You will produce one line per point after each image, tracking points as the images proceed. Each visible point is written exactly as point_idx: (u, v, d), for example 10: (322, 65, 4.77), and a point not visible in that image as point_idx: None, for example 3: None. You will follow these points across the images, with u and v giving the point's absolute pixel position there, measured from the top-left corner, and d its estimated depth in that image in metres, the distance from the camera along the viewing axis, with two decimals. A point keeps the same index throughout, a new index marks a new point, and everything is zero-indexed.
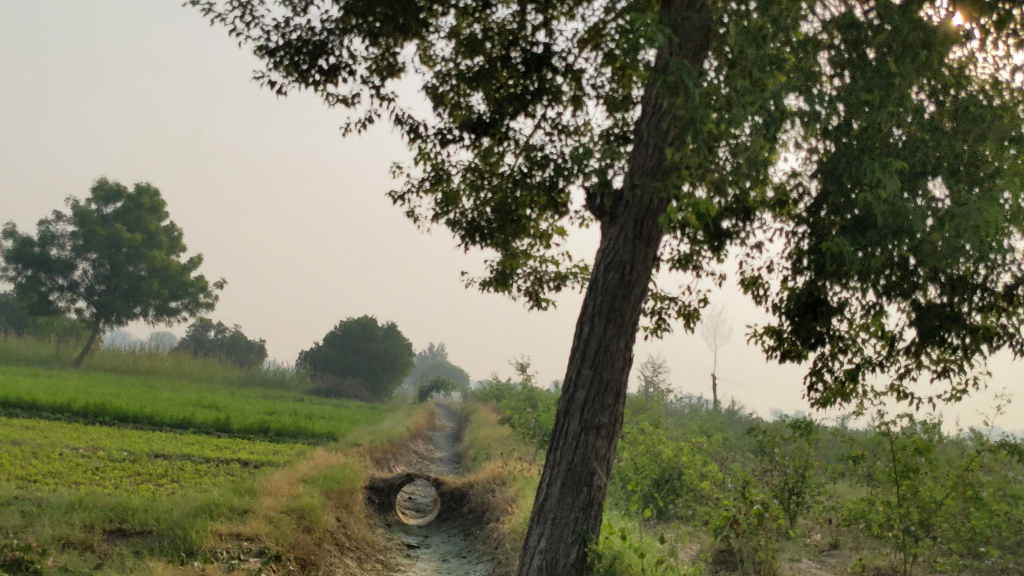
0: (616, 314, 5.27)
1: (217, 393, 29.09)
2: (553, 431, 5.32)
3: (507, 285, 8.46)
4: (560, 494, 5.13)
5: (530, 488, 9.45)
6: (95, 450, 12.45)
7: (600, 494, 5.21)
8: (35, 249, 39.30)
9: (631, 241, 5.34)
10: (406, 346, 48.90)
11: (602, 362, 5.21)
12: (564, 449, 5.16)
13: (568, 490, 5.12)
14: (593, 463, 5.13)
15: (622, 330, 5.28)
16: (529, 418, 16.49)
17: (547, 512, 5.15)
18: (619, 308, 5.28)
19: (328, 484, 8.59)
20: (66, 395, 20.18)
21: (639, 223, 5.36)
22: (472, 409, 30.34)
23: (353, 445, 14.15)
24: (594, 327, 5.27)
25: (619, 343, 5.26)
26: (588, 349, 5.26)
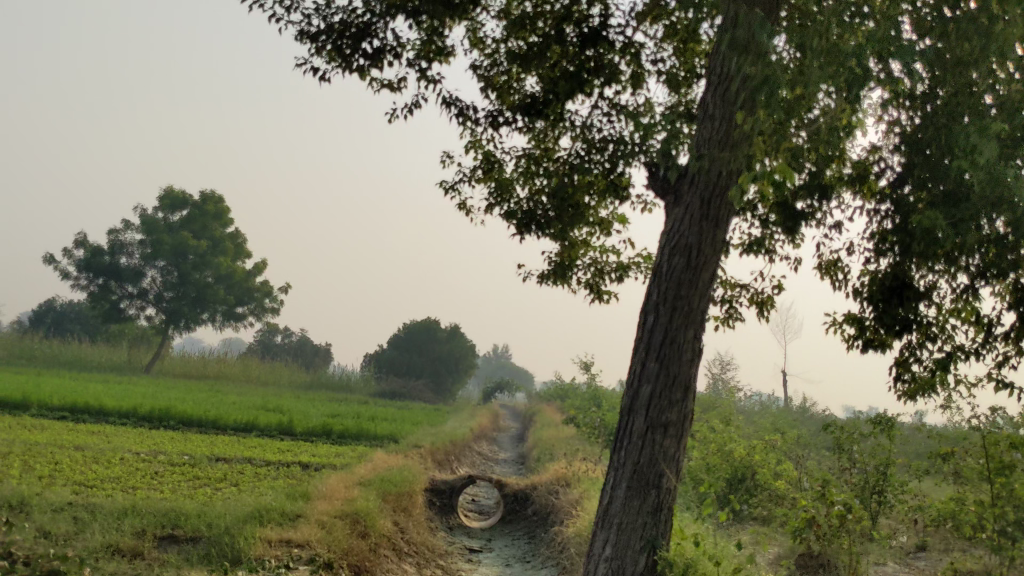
0: (681, 302, 4.84)
1: (282, 397, 29.20)
2: (618, 429, 4.92)
3: (567, 278, 8.07)
4: (626, 497, 4.72)
5: (596, 489, 9.05)
6: (156, 455, 12.39)
7: (670, 497, 4.78)
8: (105, 258, 40.07)
9: (697, 222, 4.90)
10: (470, 348, 48.77)
11: (668, 354, 4.79)
12: (629, 449, 4.76)
13: (634, 493, 4.71)
14: (661, 464, 4.71)
15: (689, 319, 4.84)
16: (595, 418, 16.07)
17: (613, 517, 4.75)
18: (685, 296, 4.84)
19: (385, 488, 8.31)
20: (132, 400, 20.35)
21: (706, 202, 4.92)
22: (537, 410, 29.97)
23: (415, 446, 13.90)
24: (658, 317, 4.85)
25: (687, 333, 4.83)
26: (652, 340, 4.84)
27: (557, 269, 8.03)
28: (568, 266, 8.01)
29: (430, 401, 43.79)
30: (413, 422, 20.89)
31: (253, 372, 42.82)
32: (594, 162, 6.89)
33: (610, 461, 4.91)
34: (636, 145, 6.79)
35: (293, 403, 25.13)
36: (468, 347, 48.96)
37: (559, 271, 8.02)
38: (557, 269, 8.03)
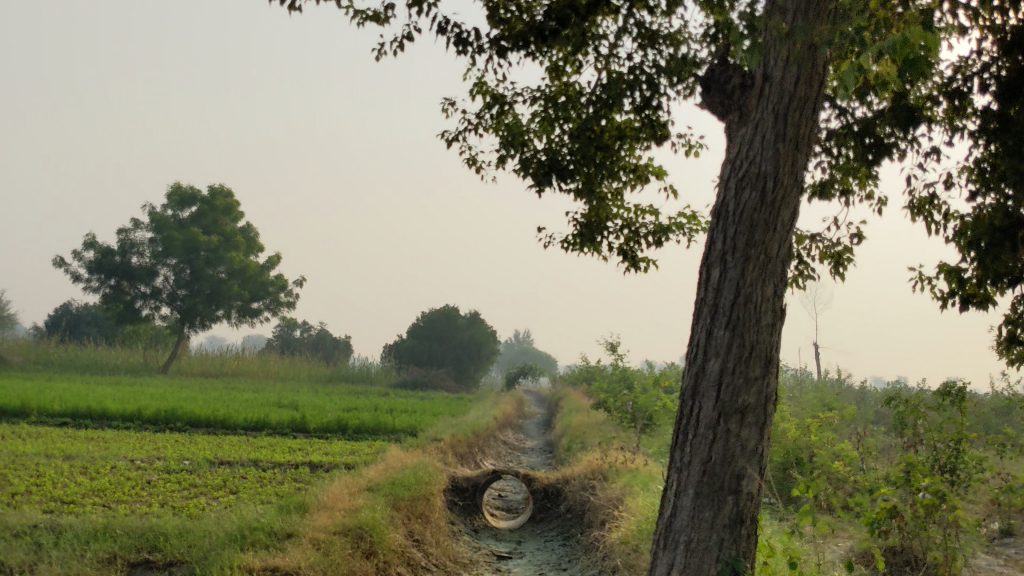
0: (756, 250, 3.71)
1: (298, 392, 28.24)
2: (679, 419, 3.81)
3: (596, 242, 6.93)
4: (695, 507, 3.63)
5: (638, 484, 7.96)
6: (154, 461, 11.38)
7: (752, 505, 3.66)
8: (116, 259, 39.21)
9: (772, 144, 3.78)
10: (491, 334, 47.76)
11: (741, 318, 3.67)
12: (696, 444, 3.66)
13: (704, 503, 3.61)
14: (738, 461, 3.60)
15: (767, 271, 3.72)
16: (626, 401, 14.96)
17: (677, 535, 3.66)
18: (760, 241, 3.72)
19: (397, 492, 7.24)
20: (138, 401, 19.39)
21: (781, 118, 3.79)
22: (563, 394, 28.90)
23: (434, 439, 12.86)
24: (726, 270, 3.74)
25: (765, 290, 3.71)
26: (720, 301, 3.72)
27: (584, 231, 6.88)
28: (597, 228, 6.87)
29: (453, 389, 42.86)
30: (434, 414, 19.85)
31: (272, 368, 41.99)
32: (625, 97, 5.79)
33: (669, 461, 3.80)
34: (673, 72, 5.69)
35: (309, 399, 24.14)
36: (489, 333, 47.95)
37: (587, 234, 6.87)
38: (584, 231, 6.89)
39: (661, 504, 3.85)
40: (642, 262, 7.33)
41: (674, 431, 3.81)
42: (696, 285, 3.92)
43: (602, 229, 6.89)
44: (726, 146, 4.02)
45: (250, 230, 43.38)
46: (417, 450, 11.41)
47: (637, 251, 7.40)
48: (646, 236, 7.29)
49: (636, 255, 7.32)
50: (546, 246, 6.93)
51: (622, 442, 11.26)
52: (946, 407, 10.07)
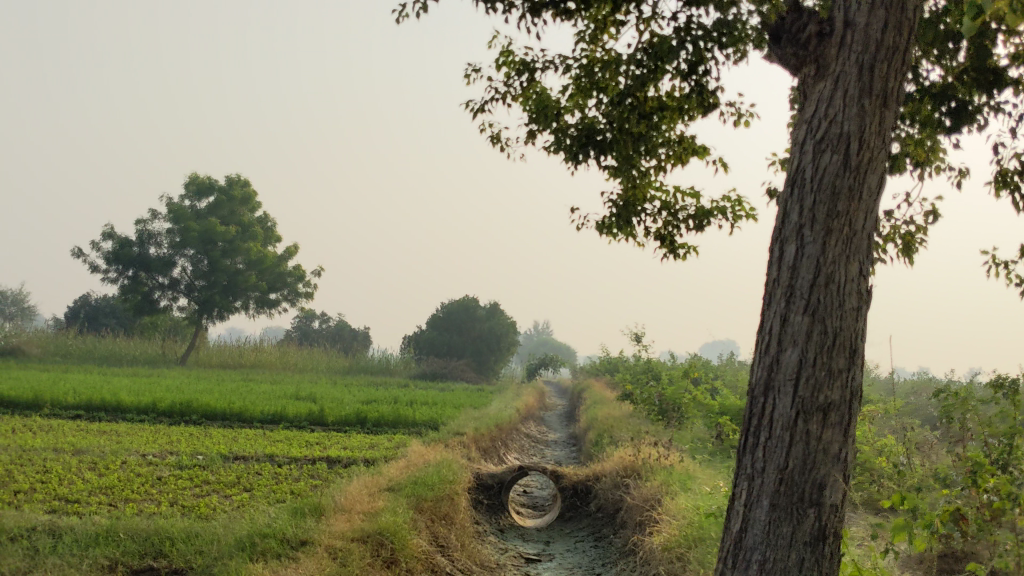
0: (838, 225, 3.32)
1: (317, 384, 27.87)
2: (751, 417, 3.45)
3: (632, 225, 6.41)
4: (772, 520, 3.29)
5: (677, 482, 7.45)
6: (166, 456, 10.96)
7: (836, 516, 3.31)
8: (134, 250, 38.97)
9: (856, 100, 3.35)
10: (510, 324, 47.30)
11: (822, 304, 3.28)
12: (772, 448, 3.31)
13: (783, 516, 3.27)
14: (821, 469, 3.25)
15: (852, 248, 3.32)
16: (654, 393, 14.46)
17: (752, 552, 3.34)
18: (843, 213, 3.31)
19: (420, 493, 6.79)
20: (154, 394, 19.02)
21: (867, 69, 3.35)
22: (585, 386, 28.38)
23: (456, 433, 12.40)
24: (802, 247, 3.34)
25: (848, 270, 3.31)
26: (798, 283, 3.33)
27: (620, 213, 6.36)
28: (634, 210, 6.35)
29: (473, 380, 42.45)
30: (454, 406, 19.40)
31: (291, 359, 41.70)
32: (668, 62, 5.27)
33: (741, 467, 3.46)
34: (722, 35, 5.16)
35: (328, 390, 23.76)
36: (509, 324, 47.48)
37: (623, 217, 6.35)
38: (620, 213, 6.36)
39: (731, 512, 3.52)
40: (681, 248, 6.81)
41: (746, 432, 3.46)
42: (766, 264, 3.53)
43: (639, 212, 6.37)
44: (800, 99, 3.59)
45: (268, 220, 43.07)
46: (439, 445, 10.96)
47: (676, 236, 6.88)
48: (686, 220, 6.77)
49: (675, 241, 6.80)
50: (578, 228, 6.41)
51: (653, 437, 10.77)
52: (999, 399, 9.49)
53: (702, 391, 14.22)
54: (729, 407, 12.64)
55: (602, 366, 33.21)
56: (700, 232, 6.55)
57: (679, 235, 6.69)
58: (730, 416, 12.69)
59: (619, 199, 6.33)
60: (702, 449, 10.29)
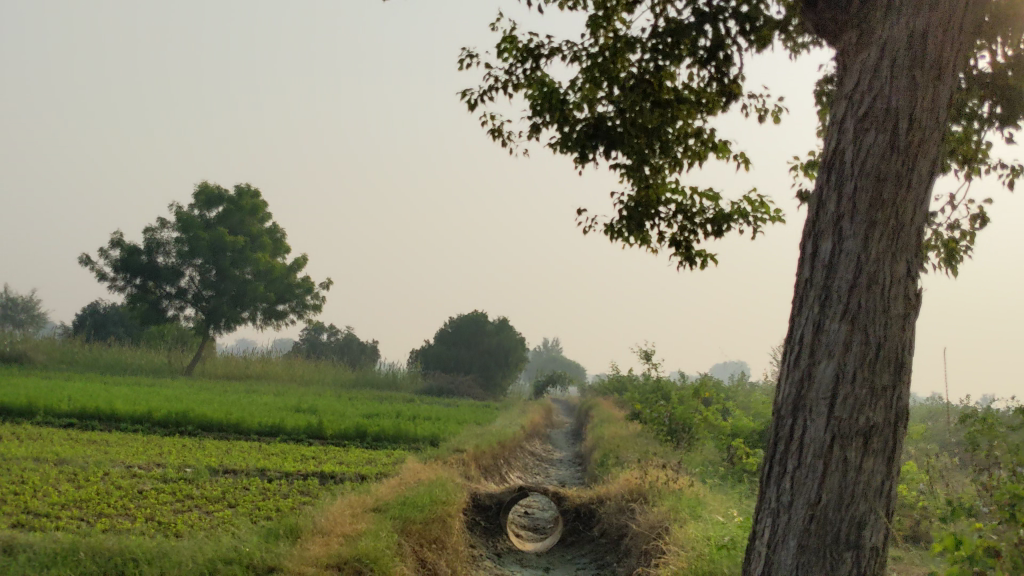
0: (883, 236, 3.34)
1: (320, 396, 27.39)
2: (781, 429, 3.47)
3: (645, 230, 5.93)
4: (803, 542, 3.30)
5: (686, 508, 6.94)
6: (152, 468, 10.49)
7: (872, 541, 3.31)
8: (141, 258, 38.68)
9: (904, 98, 3.40)
10: (519, 340, 46.80)
11: (863, 317, 3.32)
12: (805, 467, 3.33)
13: (814, 542, 3.29)
14: (857, 494, 3.27)
15: (897, 261, 3.35)
16: (663, 412, 13.92)
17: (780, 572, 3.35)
18: (889, 223, 3.35)
19: (406, 515, 6.29)
20: (150, 403, 18.56)
21: (916, 67, 3.41)
22: (593, 403, 27.84)
23: (456, 450, 11.91)
24: (842, 254, 3.38)
25: (892, 284, 3.33)
26: (837, 293, 3.36)
27: (633, 213, 5.86)
28: (648, 210, 5.87)
29: (480, 397, 41.92)
30: (458, 422, 18.88)
31: (297, 371, 41.27)
32: (686, 48, 4.84)
33: (769, 481, 3.48)
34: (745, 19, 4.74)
35: (330, 403, 23.26)
36: (518, 340, 46.97)
37: (635, 218, 5.86)
38: (633, 213, 5.87)
39: (756, 526, 3.56)
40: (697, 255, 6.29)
41: (777, 448, 3.47)
42: (799, 262, 3.56)
43: (654, 213, 5.89)
44: (840, 91, 3.63)
45: (277, 230, 42.76)
46: (437, 462, 10.45)
47: (691, 242, 6.39)
48: (703, 225, 6.28)
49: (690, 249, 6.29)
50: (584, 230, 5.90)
51: (662, 459, 10.25)
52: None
53: (714, 411, 13.69)
54: (742, 428, 12.11)
55: (612, 384, 32.60)
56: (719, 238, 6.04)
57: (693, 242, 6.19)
58: (742, 438, 12.14)
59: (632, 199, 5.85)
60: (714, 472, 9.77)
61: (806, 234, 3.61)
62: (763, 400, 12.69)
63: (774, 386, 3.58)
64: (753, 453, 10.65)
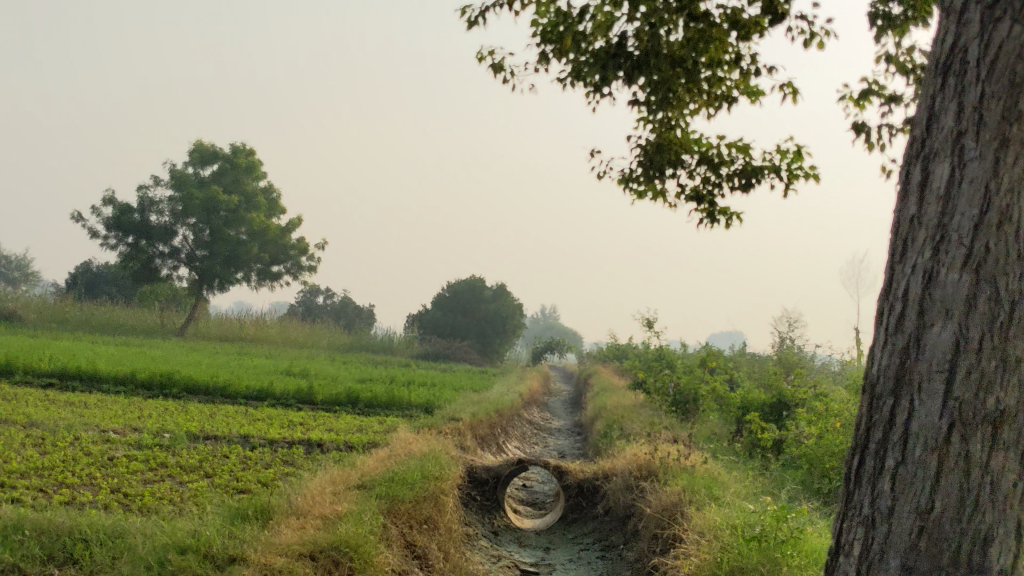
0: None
1: (313, 360, 26.75)
2: (879, 411, 2.81)
3: (664, 177, 5.19)
4: (909, 558, 2.66)
5: (704, 489, 6.33)
6: (128, 433, 9.85)
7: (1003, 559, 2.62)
8: (134, 216, 37.88)
9: None
10: (517, 307, 46.18)
11: (994, 271, 2.59)
12: (913, 462, 2.67)
13: (923, 564, 2.64)
14: (984, 499, 2.59)
15: None
16: (668, 382, 13.31)
17: None
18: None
19: (394, 494, 5.66)
20: (135, 364, 17.91)
21: None
22: (592, 372, 27.25)
23: (451, 418, 11.29)
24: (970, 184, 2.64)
25: None
26: (960, 237, 2.65)
27: (654, 157, 5.15)
28: (671, 153, 5.16)
29: (477, 363, 41.35)
30: (454, 388, 18.29)
31: (292, 334, 40.66)
32: None
33: (863, 480, 2.83)
34: None
35: (324, 367, 22.68)
36: (516, 306, 46.32)
37: (657, 163, 5.15)
38: (653, 157, 5.15)
39: (846, 535, 2.91)
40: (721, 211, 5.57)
41: (875, 438, 2.81)
42: (907, 193, 2.86)
43: (678, 158, 5.18)
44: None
45: (273, 190, 41.96)
46: (431, 432, 9.83)
47: (714, 196, 5.68)
48: (730, 177, 5.57)
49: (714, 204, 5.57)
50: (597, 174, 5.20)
51: (670, 433, 9.63)
52: None
53: (722, 381, 13.07)
54: (752, 401, 11.49)
55: (611, 352, 31.98)
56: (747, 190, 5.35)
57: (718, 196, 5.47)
58: (753, 411, 11.53)
59: (653, 140, 5.14)
60: (726, 448, 9.15)
61: (910, 161, 2.89)
62: (775, 371, 12.07)
63: (870, 357, 2.90)
64: (766, 428, 10.04)
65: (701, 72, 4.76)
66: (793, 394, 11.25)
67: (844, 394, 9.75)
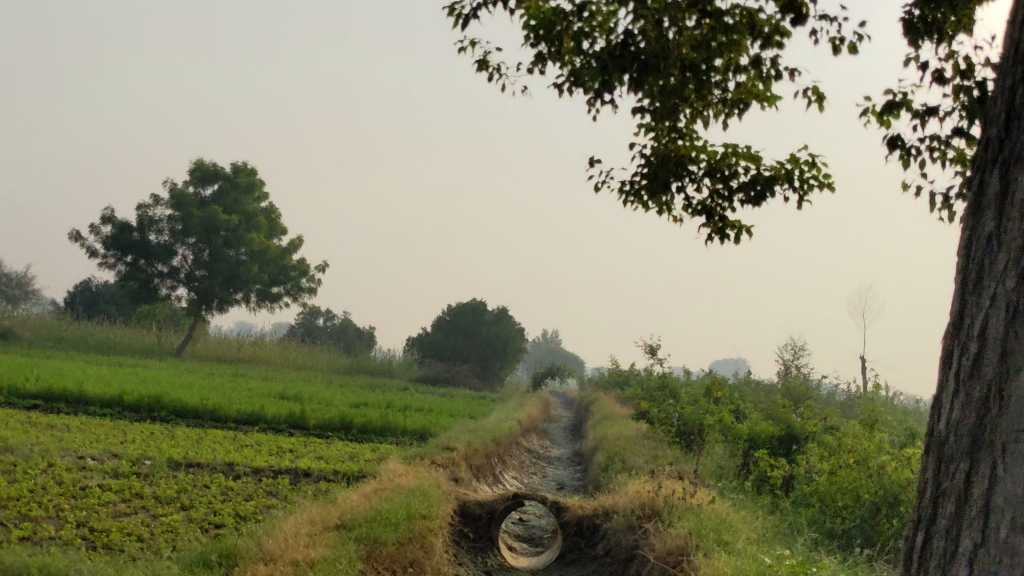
0: None
1: (309, 383, 26.29)
2: (952, 481, 2.54)
3: (668, 190, 4.73)
4: None
5: (711, 534, 5.89)
6: (106, 460, 9.42)
7: None
8: (133, 235, 37.56)
9: None
10: (519, 331, 45.73)
11: None
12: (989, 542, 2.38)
13: None
14: None
15: None
16: (672, 412, 12.86)
17: None
18: None
19: (374, 537, 5.23)
20: (125, 385, 17.47)
21: None
22: (594, 398, 26.76)
23: (446, 448, 10.85)
24: None
25: None
26: None
27: (659, 169, 4.68)
28: (678, 166, 4.71)
29: (477, 388, 40.86)
30: (452, 415, 17.84)
31: (290, 356, 40.22)
32: None
33: (931, 557, 2.57)
34: None
35: (320, 391, 22.22)
36: (518, 330, 45.89)
37: (662, 177, 4.68)
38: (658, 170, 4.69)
39: None
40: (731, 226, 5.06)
41: (944, 513, 2.55)
42: (976, 234, 2.63)
43: (685, 171, 4.71)
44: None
45: (274, 211, 41.67)
46: (423, 464, 9.37)
47: (723, 212, 5.14)
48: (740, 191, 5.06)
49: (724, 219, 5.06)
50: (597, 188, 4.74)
51: (675, 468, 9.17)
52: None
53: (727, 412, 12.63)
54: (760, 434, 11.04)
55: (613, 379, 31.54)
56: (758, 204, 5.01)
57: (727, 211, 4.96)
58: (759, 445, 11.08)
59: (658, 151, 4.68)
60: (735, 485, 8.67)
61: (980, 184, 2.66)
62: (782, 403, 11.63)
63: (936, 421, 2.67)
64: (776, 462, 9.59)
65: (712, 78, 4.41)
66: (802, 427, 10.80)
67: (856, 429, 9.32)
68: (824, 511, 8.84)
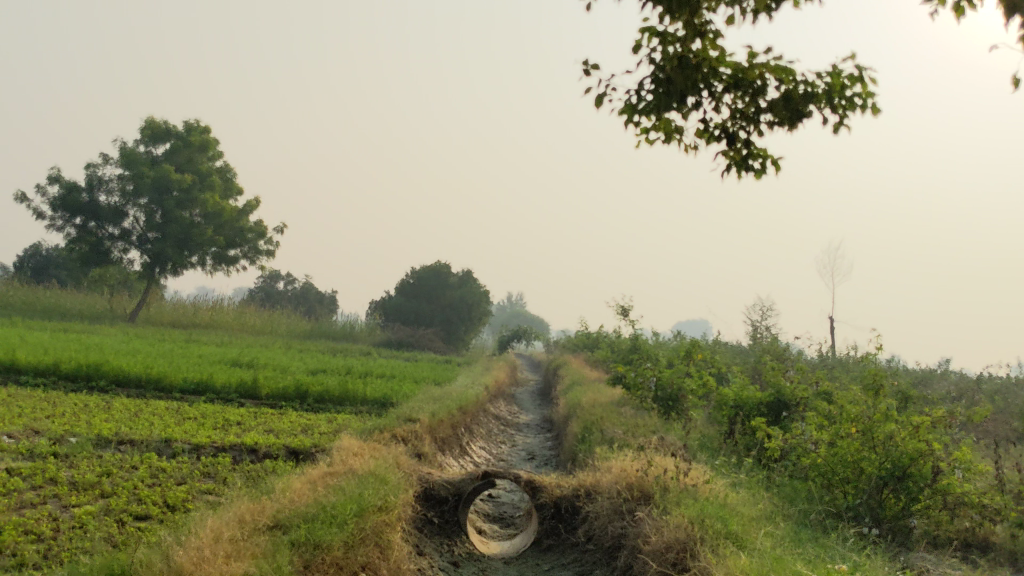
0: None
1: (267, 348, 25.14)
2: None
3: (682, 105, 3.70)
4: None
5: (717, 526, 5.08)
6: (24, 439, 8.35)
7: None
8: (81, 196, 35.94)
9: None
10: (484, 294, 44.87)
11: None
12: None
13: None
14: None
15: None
16: (650, 376, 12.04)
17: None
18: None
19: (315, 542, 4.32)
20: (64, 353, 16.26)
21: None
22: (563, 361, 25.98)
23: (408, 419, 9.93)
24: None
25: None
26: None
27: (674, 75, 3.65)
28: (697, 71, 3.65)
29: (442, 352, 40.02)
30: (415, 381, 16.93)
31: (248, 321, 38.97)
32: None
33: None
34: None
35: (277, 357, 21.20)
36: (484, 292, 44.99)
37: (679, 85, 3.64)
38: (674, 76, 3.65)
39: None
40: (755, 155, 3.99)
41: None
42: None
43: (706, 79, 3.68)
44: None
45: (229, 169, 40.14)
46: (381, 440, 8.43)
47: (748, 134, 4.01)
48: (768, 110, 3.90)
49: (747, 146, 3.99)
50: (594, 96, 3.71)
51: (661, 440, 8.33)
52: None
53: (708, 376, 11.85)
54: (746, 399, 10.24)
55: (581, 341, 30.82)
56: (790, 124, 3.86)
57: (751, 137, 3.90)
58: (747, 412, 10.29)
59: (675, 52, 3.65)
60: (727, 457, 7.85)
61: None
62: (770, 365, 10.85)
63: None
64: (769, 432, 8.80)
65: None
66: (792, 393, 10.01)
67: (858, 394, 8.54)
68: (823, 486, 8.07)
